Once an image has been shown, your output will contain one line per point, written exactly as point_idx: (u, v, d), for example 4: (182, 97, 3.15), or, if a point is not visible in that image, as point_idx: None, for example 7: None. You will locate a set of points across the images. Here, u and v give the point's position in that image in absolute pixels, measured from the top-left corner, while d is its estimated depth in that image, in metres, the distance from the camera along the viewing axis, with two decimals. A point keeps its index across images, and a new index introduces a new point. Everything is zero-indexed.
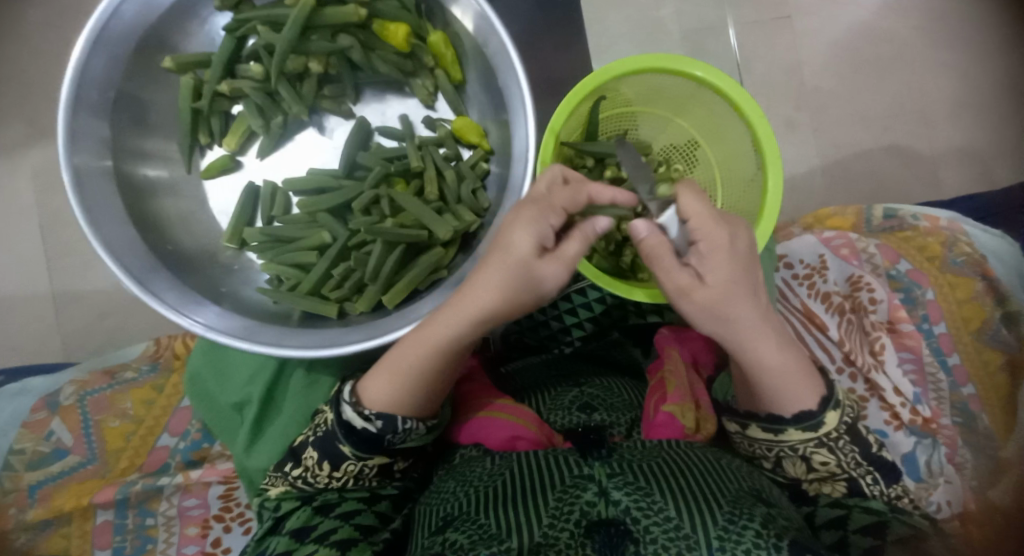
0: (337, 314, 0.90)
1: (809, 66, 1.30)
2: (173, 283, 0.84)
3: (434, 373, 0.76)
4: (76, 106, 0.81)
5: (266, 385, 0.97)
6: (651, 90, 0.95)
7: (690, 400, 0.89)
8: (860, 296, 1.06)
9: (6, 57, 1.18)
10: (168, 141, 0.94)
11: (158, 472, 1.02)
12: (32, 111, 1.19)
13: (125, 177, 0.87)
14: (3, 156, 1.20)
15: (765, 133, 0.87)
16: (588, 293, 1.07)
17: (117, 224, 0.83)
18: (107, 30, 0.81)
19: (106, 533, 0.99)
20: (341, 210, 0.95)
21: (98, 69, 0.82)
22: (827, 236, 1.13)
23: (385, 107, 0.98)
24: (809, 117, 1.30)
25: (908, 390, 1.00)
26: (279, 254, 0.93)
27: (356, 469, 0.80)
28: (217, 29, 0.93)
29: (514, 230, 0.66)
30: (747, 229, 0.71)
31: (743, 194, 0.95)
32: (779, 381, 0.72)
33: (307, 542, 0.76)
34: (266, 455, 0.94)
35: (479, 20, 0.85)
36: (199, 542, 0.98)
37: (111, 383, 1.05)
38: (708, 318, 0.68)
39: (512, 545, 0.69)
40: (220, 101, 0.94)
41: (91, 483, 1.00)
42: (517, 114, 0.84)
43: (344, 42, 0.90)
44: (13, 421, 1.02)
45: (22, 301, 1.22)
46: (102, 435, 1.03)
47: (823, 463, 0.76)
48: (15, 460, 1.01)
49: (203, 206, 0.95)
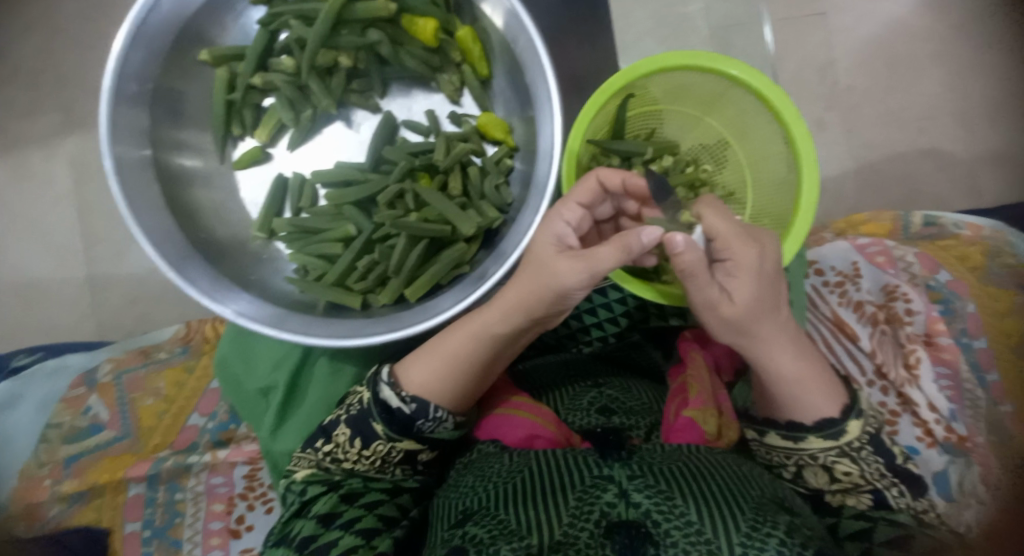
0: (360, 305, 0.92)
1: (843, 63, 1.25)
2: (206, 271, 0.87)
3: (472, 362, 0.80)
4: (117, 97, 0.83)
5: (293, 370, 1.00)
6: (681, 87, 0.93)
7: (712, 405, 0.88)
8: (895, 306, 1.01)
9: (41, 49, 1.22)
10: (203, 132, 0.97)
11: (188, 451, 1.06)
12: (69, 103, 1.25)
13: (162, 166, 0.90)
14: (42, 144, 1.26)
15: (802, 140, 0.84)
16: (608, 292, 1.07)
17: (155, 211, 0.86)
18: (145, 24, 0.83)
19: (137, 507, 1.03)
20: (365, 204, 0.96)
21: (137, 62, 0.85)
22: (861, 242, 1.10)
23: (411, 103, 0.98)
24: (840, 117, 1.26)
25: (943, 406, 0.94)
26: (305, 245, 0.95)
27: (384, 450, 0.81)
28: (252, 22, 0.95)
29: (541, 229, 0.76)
30: (775, 240, 0.71)
31: (773, 196, 0.93)
32: (797, 387, 0.73)
33: (332, 528, 0.78)
34: (291, 439, 0.97)
35: (508, 18, 0.85)
36: (224, 518, 1.02)
37: (145, 363, 1.09)
38: (729, 330, 0.71)
39: (532, 543, 0.69)
40: (252, 94, 0.96)
41: (125, 458, 1.06)
42: (544, 112, 0.85)
43: (373, 37, 0.92)
44: (49, 400, 1.06)
45: (59, 285, 1.28)
46: (136, 413, 1.08)
47: (846, 473, 0.75)
48: (53, 434, 1.06)
49: (234, 197, 0.98)
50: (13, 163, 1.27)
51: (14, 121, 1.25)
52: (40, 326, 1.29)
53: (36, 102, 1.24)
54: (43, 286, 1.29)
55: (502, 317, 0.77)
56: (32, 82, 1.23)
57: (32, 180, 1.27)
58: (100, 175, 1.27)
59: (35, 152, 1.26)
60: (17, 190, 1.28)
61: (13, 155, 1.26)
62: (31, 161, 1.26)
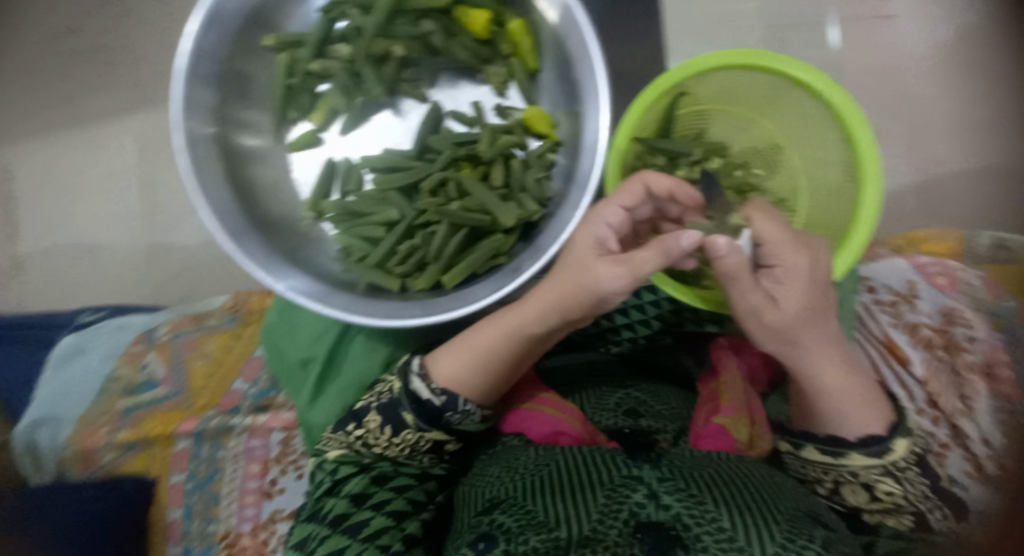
0: (398, 288, 0.95)
1: (912, 68, 1.18)
2: (261, 245, 0.91)
3: (504, 357, 0.81)
4: (191, 76, 0.88)
5: (331, 345, 1.04)
6: (735, 89, 0.91)
7: (745, 414, 0.86)
8: (955, 332, 0.94)
9: (118, 30, 1.32)
10: (263, 113, 1.02)
11: (232, 412, 1.13)
12: (137, 81, 1.33)
13: (225, 143, 0.95)
14: (111, 118, 1.34)
15: (862, 141, 0.81)
16: (642, 294, 1.02)
17: (217, 184, 0.91)
18: (219, 8, 0.88)
19: (183, 460, 1.11)
20: (409, 190, 0.99)
21: (210, 44, 0.89)
22: (919, 260, 1.03)
23: (457, 93, 1.00)
24: (902, 129, 1.17)
25: (995, 441, 0.87)
26: (349, 227, 0.99)
27: (413, 439, 0.83)
28: (312, 10, 1.01)
29: (584, 232, 0.77)
30: (828, 252, 0.70)
31: (828, 204, 0.90)
32: (841, 401, 0.71)
33: (363, 508, 0.83)
34: (325, 412, 1.01)
35: (563, 13, 0.85)
36: (259, 479, 1.09)
37: (196, 328, 1.17)
38: (774, 339, 0.69)
39: (561, 536, 0.70)
40: (310, 79, 1.00)
41: (176, 414, 1.13)
42: (591, 107, 0.84)
43: (426, 28, 0.94)
44: (112, 352, 1.16)
45: (111, 253, 1.36)
46: (187, 373, 1.15)
47: (887, 493, 0.73)
48: (113, 386, 1.15)
49: (287, 177, 1.03)
50: (84, 134, 1.36)
51: (86, 95, 1.35)
52: (88, 291, 1.36)
53: (107, 79, 1.33)
54: (98, 251, 1.37)
55: (537, 314, 0.78)
56: (108, 59, 1.33)
57: (99, 151, 1.36)
58: (161, 149, 1.35)
59: (104, 125, 1.35)
60: (86, 159, 1.37)
61: (84, 127, 1.36)
62: (100, 133, 1.35)
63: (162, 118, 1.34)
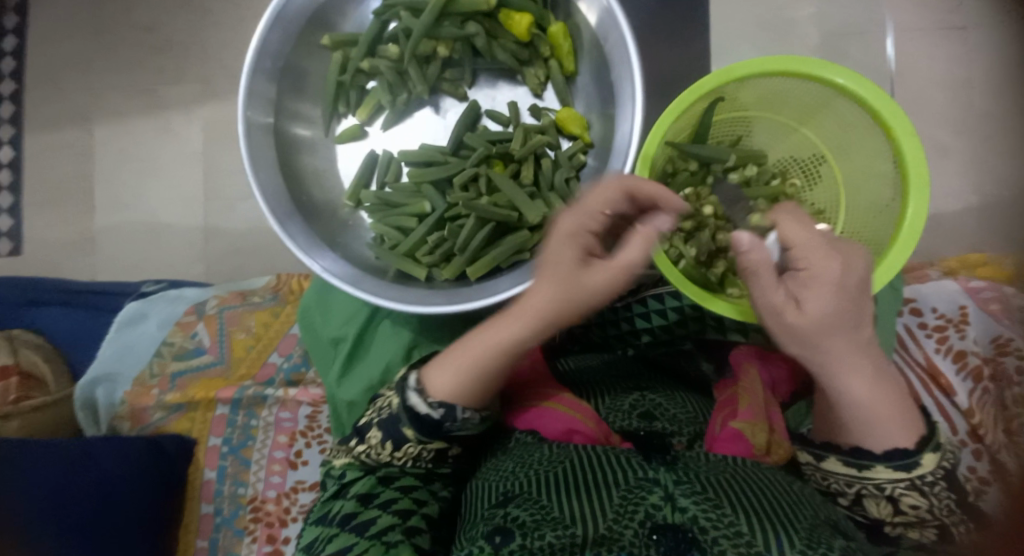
0: (424, 277, 0.99)
1: (978, 85, 1.17)
2: (303, 230, 0.97)
3: (498, 368, 0.79)
4: (256, 70, 0.96)
5: (360, 327, 1.10)
6: (777, 96, 0.88)
7: (763, 420, 0.83)
8: (1005, 361, 0.90)
9: (192, 28, 1.47)
10: (314, 106, 1.09)
11: (266, 384, 1.21)
12: (207, 75, 1.47)
13: (280, 132, 1.02)
14: (183, 108, 1.48)
15: (913, 160, 0.75)
16: (665, 300, 1.04)
17: (269, 169, 0.98)
18: (285, 10, 0.95)
19: (221, 425, 1.20)
20: (443, 184, 1.03)
21: (273, 43, 0.97)
22: (973, 285, 0.98)
23: (495, 93, 1.04)
24: (966, 145, 1.17)
25: None
26: (385, 216, 1.04)
27: (415, 451, 0.86)
28: (367, 12, 1.07)
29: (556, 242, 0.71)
30: (864, 256, 0.64)
31: (866, 218, 0.86)
32: (869, 412, 0.66)
33: (370, 507, 0.84)
34: (351, 390, 1.06)
35: (602, 14, 0.87)
36: (286, 449, 1.17)
37: (242, 304, 1.25)
38: (794, 341, 0.65)
39: (578, 533, 0.69)
40: (360, 76, 1.06)
41: (217, 381, 1.22)
42: (626, 110, 0.85)
43: (471, 30, 0.97)
44: (168, 320, 1.26)
45: (176, 230, 1.49)
46: (230, 344, 1.24)
47: (913, 507, 0.69)
48: (166, 350, 1.25)
49: (333, 167, 1.09)
50: (158, 121, 1.50)
51: (163, 86, 1.49)
52: (158, 264, 1.50)
53: (180, 73, 1.48)
54: (164, 229, 1.50)
55: (529, 325, 0.75)
56: (186, 55, 1.48)
57: (169, 138, 1.49)
58: (224, 137, 1.47)
59: (175, 114, 1.49)
60: (158, 145, 1.50)
61: (159, 115, 1.50)
62: (175, 121, 1.49)
63: (228, 109, 1.47)
